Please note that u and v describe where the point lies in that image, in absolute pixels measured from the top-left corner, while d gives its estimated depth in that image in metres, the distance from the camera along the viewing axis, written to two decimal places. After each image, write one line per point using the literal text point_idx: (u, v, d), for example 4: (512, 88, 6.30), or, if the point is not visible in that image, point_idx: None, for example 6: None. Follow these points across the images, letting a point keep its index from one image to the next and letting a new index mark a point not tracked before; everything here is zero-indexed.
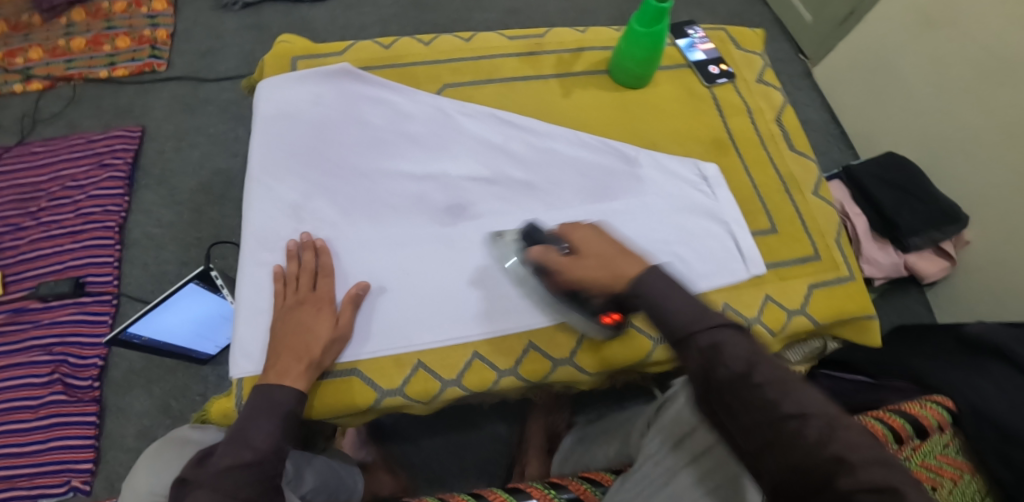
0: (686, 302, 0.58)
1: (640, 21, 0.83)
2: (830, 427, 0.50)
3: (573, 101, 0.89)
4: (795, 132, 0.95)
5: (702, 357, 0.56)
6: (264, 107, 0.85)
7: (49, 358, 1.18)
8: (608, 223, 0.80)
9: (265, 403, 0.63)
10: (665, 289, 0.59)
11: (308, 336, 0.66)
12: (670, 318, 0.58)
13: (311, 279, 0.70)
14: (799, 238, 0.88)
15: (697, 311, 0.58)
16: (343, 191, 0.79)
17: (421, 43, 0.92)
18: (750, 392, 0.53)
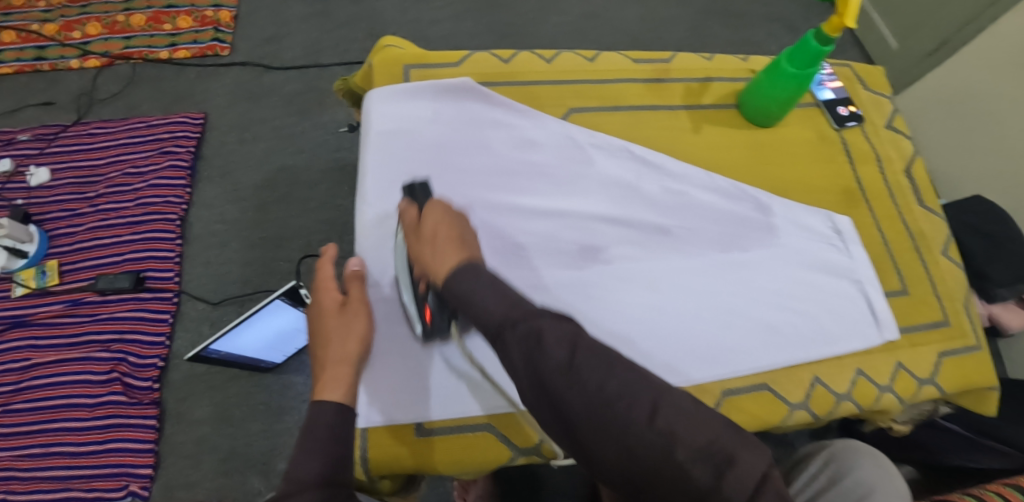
0: (491, 290, 0.55)
1: (792, 61, 0.77)
2: (664, 416, 0.47)
3: (704, 138, 0.85)
4: (924, 186, 0.91)
5: (523, 348, 0.51)
6: (380, 122, 0.79)
7: (108, 355, 1.14)
8: (740, 277, 0.76)
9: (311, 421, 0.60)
10: (472, 284, 0.56)
11: (336, 343, 0.65)
12: (486, 310, 0.54)
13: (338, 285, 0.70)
14: (928, 300, 0.83)
15: (501, 303, 0.54)
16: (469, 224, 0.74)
17: (542, 60, 0.86)
18: (581, 386, 0.49)
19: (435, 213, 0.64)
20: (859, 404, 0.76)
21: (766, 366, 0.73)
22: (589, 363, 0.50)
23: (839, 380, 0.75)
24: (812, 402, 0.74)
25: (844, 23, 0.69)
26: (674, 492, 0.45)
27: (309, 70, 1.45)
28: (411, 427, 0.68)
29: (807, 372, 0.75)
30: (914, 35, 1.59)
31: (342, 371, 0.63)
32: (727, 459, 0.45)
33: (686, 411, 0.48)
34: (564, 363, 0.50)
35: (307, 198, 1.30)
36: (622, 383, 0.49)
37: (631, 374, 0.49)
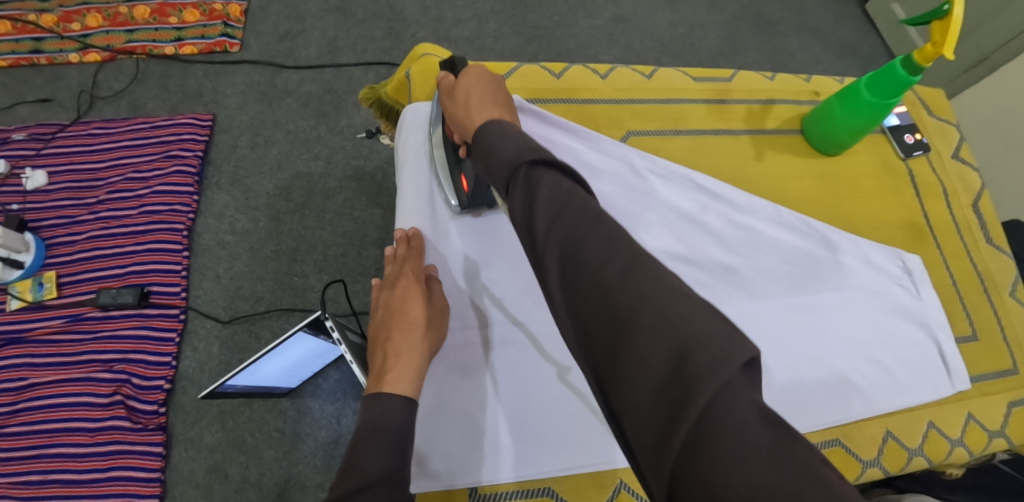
0: (512, 139, 0.49)
1: (872, 88, 0.71)
2: (637, 271, 0.40)
3: (768, 166, 0.79)
4: (991, 221, 0.84)
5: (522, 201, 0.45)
6: (416, 142, 0.74)
7: (110, 376, 1.06)
8: (813, 323, 0.70)
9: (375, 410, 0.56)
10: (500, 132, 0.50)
11: (403, 330, 0.61)
12: (498, 156, 0.48)
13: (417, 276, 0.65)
14: (997, 348, 0.77)
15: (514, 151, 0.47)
16: None
17: (597, 75, 0.80)
18: (567, 240, 0.43)
19: (474, 79, 0.62)
20: (930, 459, 0.71)
21: (844, 420, 0.67)
22: (576, 224, 0.43)
23: (910, 434, 0.70)
24: (884, 460, 0.69)
25: (943, 52, 0.63)
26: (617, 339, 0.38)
27: (325, 70, 1.37)
28: (466, 490, 0.62)
29: (879, 426, 0.69)
30: (957, 47, 1.48)
31: (412, 364, 0.59)
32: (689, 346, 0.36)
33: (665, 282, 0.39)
34: (553, 220, 0.43)
35: (323, 209, 1.24)
36: (606, 242, 0.42)
37: (621, 236, 0.42)
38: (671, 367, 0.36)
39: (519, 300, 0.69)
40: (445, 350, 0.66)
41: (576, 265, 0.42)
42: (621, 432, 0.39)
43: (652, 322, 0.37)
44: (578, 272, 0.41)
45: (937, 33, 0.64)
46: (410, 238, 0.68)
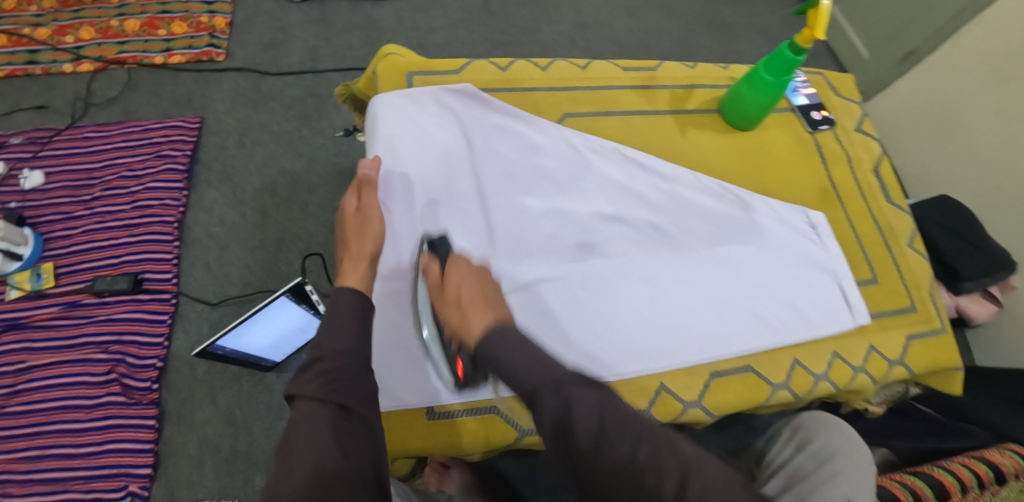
0: (526, 359, 0.55)
1: (770, 70, 0.83)
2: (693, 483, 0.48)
3: (690, 142, 0.89)
4: (892, 185, 0.94)
5: (552, 409, 0.52)
6: (383, 124, 0.82)
7: (105, 356, 1.14)
8: (727, 270, 0.80)
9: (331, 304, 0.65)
10: (512, 346, 0.57)
11: (356, 239, 0.72)
12: (518, 376, 0.55)
13: (359, 189, 0.75)
14: (896, 289, 0.85)
15: (534, 366, 0.55)
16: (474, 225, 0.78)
17: (537, 68, 0.91)
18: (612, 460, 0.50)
19: (459, 273, 0.64)
20: (835, 385, 0.78)
21: (752, 349, 0.76)
22: (618, 421, 0.51)
23: (816, 361, 0.78)
24: (792, 383, 0.77)
25: (816, 35, 0.75)
26: None
27: (307, 76, 1.48)
28: (423, 411, 0.71)
29: (788, 355, 0.78)
30: (891, 42, 1.62)
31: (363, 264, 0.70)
32: None
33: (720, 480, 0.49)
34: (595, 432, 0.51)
35: (307, 202, 1.34)
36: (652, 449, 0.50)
37: (661, 452, 0.50)
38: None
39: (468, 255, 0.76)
40: (382, 267, 0.74)
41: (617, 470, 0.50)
42: None
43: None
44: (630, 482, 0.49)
45: (811, 19, 0.76)
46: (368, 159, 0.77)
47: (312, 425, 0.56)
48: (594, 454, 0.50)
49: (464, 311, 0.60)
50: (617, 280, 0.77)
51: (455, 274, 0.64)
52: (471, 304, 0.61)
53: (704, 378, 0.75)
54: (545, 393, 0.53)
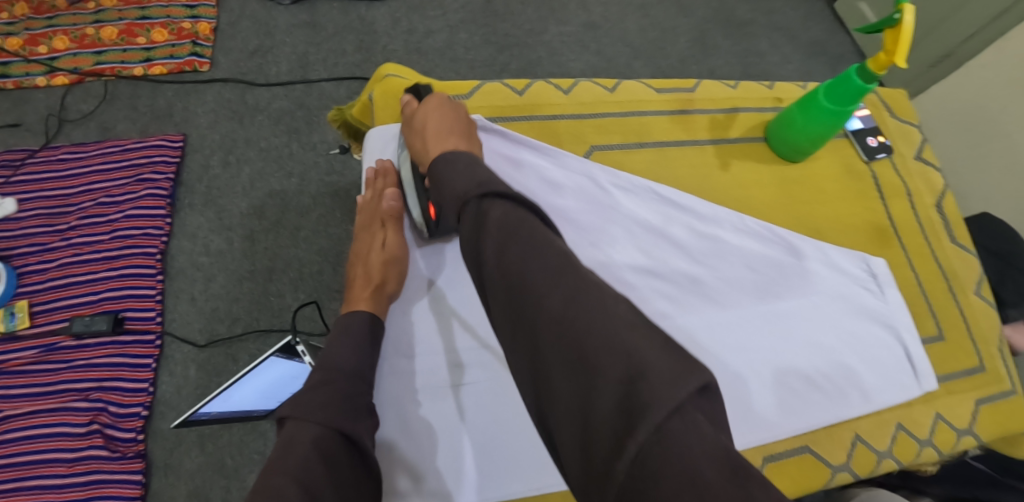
0: (461, 172, 0.54)
1: (830, 96, 0.72)
2: (579, 303, 0.43)
3: (732, 176, 0.80)
4: (954, 220, 0.86)
5: (468, 225, 0.50)
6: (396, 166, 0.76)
7: (86, 405, 1.05)
8: (778, 331, 0.72)
9: (343, 326, 0.65)
10: (451, 166, 0.56)
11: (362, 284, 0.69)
12: (443, 191, 0.54)
13: (383, 222, 0.74)
14: (962, 345, 0.79)
15: (464, 180, 0.53)
16: None
17: (560, 91, 0.80)
18: (521, 271, 0.46)
19: (431, 108, 0.67)
20: (899, 460, 0.72)
21: (808, 427, 0.69)
22: (519, 246, 0.47)
23: (879, 437, 0.71)
24: (854, 463, 0.70)
25: (894, 60, 0.64)
26: (564, 362, 0.42)
27: (296, 86, 1.37)
28: None
29: (848, 430, 0.71)
30: (919, 47, 1.54)
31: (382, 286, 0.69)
32: (639, 372, 0.39)
33: (610, 308, 0.43)
34: (498, 225, 0.49)
35: (298, 227, 1.24)
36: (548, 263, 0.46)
37: (569, 270, 0.45)
38: (616, 394, 0.39)
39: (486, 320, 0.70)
40: (390, 334, 0.69)
41: (514, 289, 0.46)
42: (557, 451, 0.43)
43: (595, 342, 0.41)
44: (520, 296, 0.46)
45: (888, 41, 0.65)
46: (383, 173, 0.76)
47: (316, 446, 0.54)
48: (497, 257, 0.48)
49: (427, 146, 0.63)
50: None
51: (427, 120, 0.65)
52: (439, 135, 0.63)
53: (758, 465, 0.67)
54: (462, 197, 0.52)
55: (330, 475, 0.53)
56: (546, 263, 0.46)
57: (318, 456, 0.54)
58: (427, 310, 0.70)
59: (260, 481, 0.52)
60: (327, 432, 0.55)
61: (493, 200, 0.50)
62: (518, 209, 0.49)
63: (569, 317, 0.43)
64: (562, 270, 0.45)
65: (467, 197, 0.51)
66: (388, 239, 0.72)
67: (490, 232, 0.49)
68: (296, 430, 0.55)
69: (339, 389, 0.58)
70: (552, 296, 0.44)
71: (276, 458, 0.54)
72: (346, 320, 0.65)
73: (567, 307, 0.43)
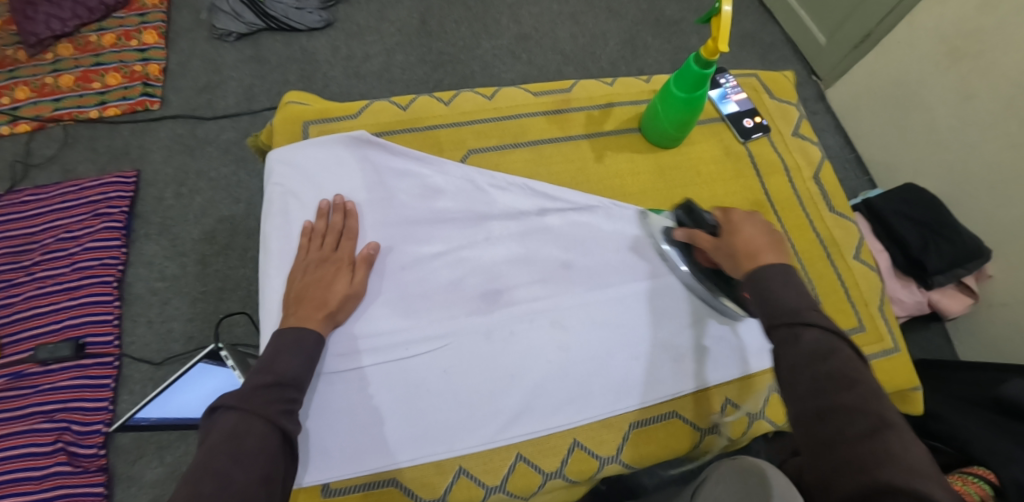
0: (787, 291, 0.60)
1: (680, 86, 0.78)
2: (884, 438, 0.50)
3: (607, 166, 0.86)
4: (834, 191, 0.90)
5: (781, 340, 0.58)
6: (290, 182, 0.80)
7: (51, 425, 1.12)
8: (646, 305, 0.77)
9: (294, 341, 0.65)
10: (781, 287, 0.61)
11: (318, 289, 0.70)
12: (773, 306, 0.60)
13: (350, 264, 0.73)
14: (841, 308, 0.82)
15: (799, 305, 0.59)
16: (428, 309, 0.74)
17: (441, 103, 0.88)
18: (821, 381, 0.55)
19: (741, 217, 0.69)
20: (773, 422, 0.76)
21: (675, 394, 0.73)
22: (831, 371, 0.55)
23: (749, 400, 0.75)
24: (721, 425, 0.74)
25: (718, 47, 0.70)
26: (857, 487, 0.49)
27: (243, 118, 1.46)
28: (317, 488, 0.65)
29: (717, 395, 0.75)
30: (842, 27, 1.57)
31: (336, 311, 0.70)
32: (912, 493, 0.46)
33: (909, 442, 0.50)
34: (812, 353, 0.56)
35: (246, 248, 1.33)
36: (840, 362, 0.55)
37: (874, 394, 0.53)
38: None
39: (459, 343, 0.72)
40: (337, 348, 0.70)
41: (817, 375, 0.55)
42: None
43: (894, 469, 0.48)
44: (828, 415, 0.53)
45: (714, 30, 0.71)
46: (342, 211, 0.77)
47: (260, 439, 0.57)
48: (801, 369, 0.56)
49: (740, 264, 0.65)
50: (525, 329, 0.74)
51: (740, 230, 0.68)
52: (749, 253, 0.65)
53: (623, 430, 0.71)
54: (778, 321, 0.59)
55: (261, 484, 0.55)
56: (832, 373, 0.54)
57: (261, 454, 0.56)
58: (386, 324, 0.72)
59: (202, 463, 0.54)
60: (271, 431, 0.58)
61: (804, 325, 0.58)
62: (813, 331, 0.57)
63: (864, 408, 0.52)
64: (859, 394, 0.53)
65: (789, 323, 0.58)
66: (354, 273, 0.73)
67: (793, 353, 0.57)
68: (242, 424, 0.57)
69: (287, 393, 0.62)
70: (857, 420, 0.52)
71: (220, 444, 0.55)
72: (297, 334, 0.66)
73: (855, 402, 0.53)
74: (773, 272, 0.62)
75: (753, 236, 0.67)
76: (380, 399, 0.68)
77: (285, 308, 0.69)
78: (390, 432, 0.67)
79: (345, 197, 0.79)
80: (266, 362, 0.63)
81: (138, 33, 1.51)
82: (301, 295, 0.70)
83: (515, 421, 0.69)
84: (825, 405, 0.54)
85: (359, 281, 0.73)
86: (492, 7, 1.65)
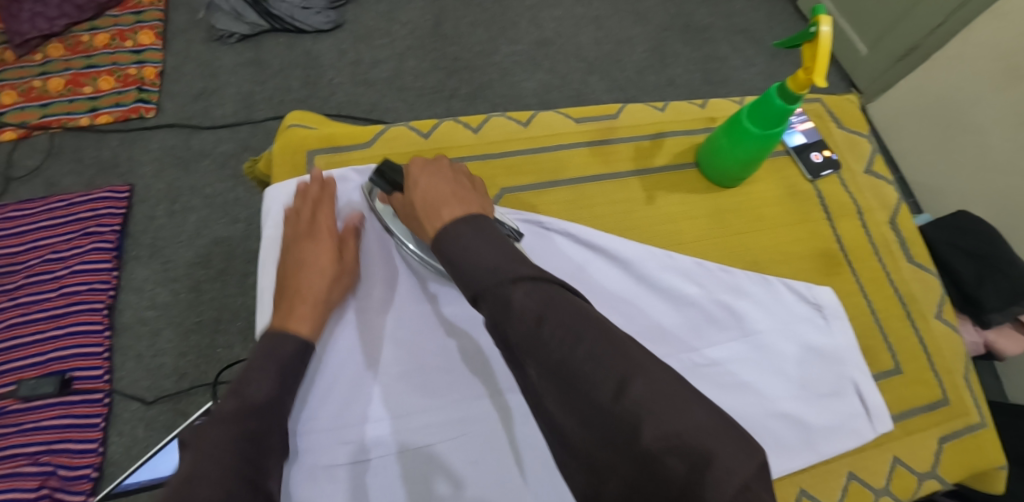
0: (477, 249, 0.50)
1: (754, 119, 0.67)
2: (635, 391, 0.42)
3: (658, 208, 0.75)
4: (912, 238, 0.80)
5: (492, 313, 0.47)
6: (274, 229, 0.71)
7: (35, 469, 1.02)
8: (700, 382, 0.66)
9: (276, 347, 0.59)
10: (475, 242, 0.50)
11: (305, 273, 0.64)
12: (471, 273, 0.49)
13: (335, 239, 0.68)
14: (923, 378, 0.72)
15: (497, 262, 0.48)
16: (448, 386, 0.66)
17: (468, 130, 0.78)
18: (545, 351, 0.45)
19: (422, 174, 0.59)
20: None
21: None
22: (564, 321, 0.45)
23: (827, 491, 0.65)
24: None
25: (812, 79, 0.59)
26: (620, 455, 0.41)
27: (242, 127, 1.35)
28: None
29: (791, 485, 0.64)
30: (886, 39, 1.46)
31: (322, 295, 0.64)
32: (703, 454, 0.39)
33: (667, 390, 0.42)
34: (535, 315, 0.45)
35: (244, 274, 1.23)
36: (564, 321, 0.45)
37: (603, 345, 0.44)
38: (679, 477, 0.39)
39: (486, 428, 0.64)
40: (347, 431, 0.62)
41: (539, 343, 0.45)
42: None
43: (652, 428, 0.40)
44: (569, 384, 0.44)
45: (807, 57, 0.59)
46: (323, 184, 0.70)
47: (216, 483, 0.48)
48: (528, 343, 0.45)
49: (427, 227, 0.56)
50: (525, 419, 0.66)
51: (418, 184, 0.59)
52: (433, 209, 0.56)
53: None
54: (487, 289, 0.47)
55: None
56: (557, 334, 0.44)
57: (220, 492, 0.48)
58: (402, 404, 0.64)
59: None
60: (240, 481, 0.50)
61: (511, 285, 0.47)
62: (523, 289, 0.46)
63: (601, 362, 0.43)
64: (589, 350, 0.44)
65: (489, 290, 0.47)
66: (341, 248, 0.68)
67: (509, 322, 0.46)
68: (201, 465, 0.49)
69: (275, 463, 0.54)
70: (600, 382, 0.43)
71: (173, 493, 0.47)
72: (282, 339, 0.60)
73: (592, 358, 0.43)
74: (446, 233, 0.52)
75: (435, 189, 0.57)
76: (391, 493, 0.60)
77: (276, 303, 0.64)
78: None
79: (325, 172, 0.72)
80: (244, 379, 0.57)
81: (133, 33, 1.40)
82: (287, 282, 0.64)
83: None
84: (564, 375, 0.44)
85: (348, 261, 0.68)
86: (511, 10, 1.54)
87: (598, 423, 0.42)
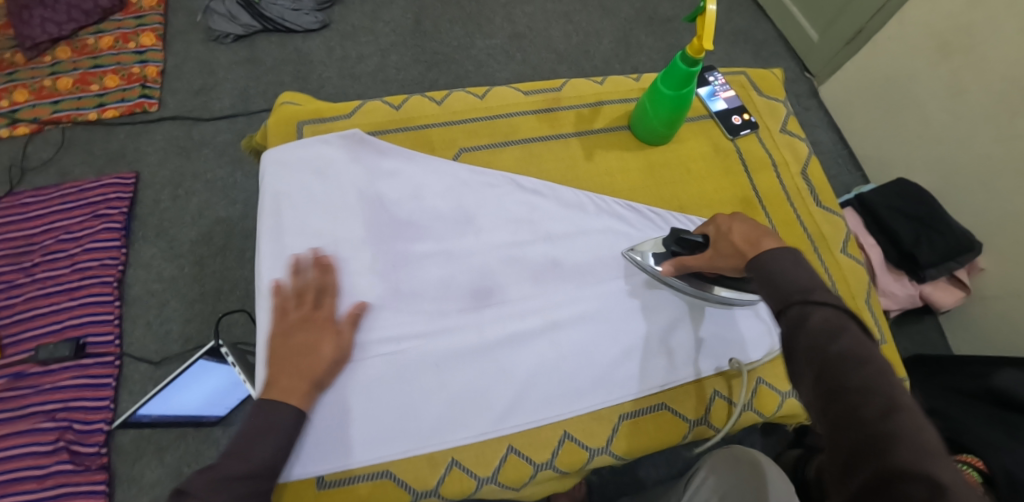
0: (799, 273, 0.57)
1: (667, 84, 0.79)
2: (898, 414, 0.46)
3: (596, 163, 0.87)
4: (821, 187, 0.93)
5: (792, 320, 0.55)
6: (272, 183, 0.80)
7: (52, 425, 1.13)
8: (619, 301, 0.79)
9: (273, 422, 0.63)
10: (797, 271, 0.58)
11: (298, 357, 0.67)
12: (783, 286, 0.57)
13: (334, 325, 0.71)
14: None
15: (810, 283, 0.56)
16: (417, 310, 0.75)
17: (433, 102, 0.89)
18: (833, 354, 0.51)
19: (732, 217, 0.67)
20: (761, 412, 0.78)
21: (663, 386, 0.75)
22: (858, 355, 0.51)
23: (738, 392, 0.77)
24: (713, 418, 0.76)
25: (704, 45, 0.72)
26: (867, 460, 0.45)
27: (239, 119, 1.48)
28: (312, 481, 0.67)
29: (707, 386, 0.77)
30: (835, 24, 1.58)
31: (315, 376, 0.67)
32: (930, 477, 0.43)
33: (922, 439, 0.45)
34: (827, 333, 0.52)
35: (243, 249, 1.35)
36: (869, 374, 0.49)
37: (882, 376, 0.49)
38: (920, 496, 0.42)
39: (449, 342, 0.73)
40: None
41: (828, 358, 0.51)
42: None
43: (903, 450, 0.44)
44: (839, 394, 0.49)
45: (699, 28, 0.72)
46: (324, 266, 0.74)
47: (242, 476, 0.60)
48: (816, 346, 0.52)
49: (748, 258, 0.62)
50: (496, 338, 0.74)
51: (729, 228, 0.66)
52: (751, 240, 0.63)
53: (613, 422, 0.73)
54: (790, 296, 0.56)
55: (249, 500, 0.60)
56: (848, 355, 0.51)
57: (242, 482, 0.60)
58: (371, 327, 0.73)
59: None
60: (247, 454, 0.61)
61: (815, 306, 0.54)
62: (825, 311, 0.54)
63: (871, 388, 0.49)
64: (868, 374, 0.49)
65: (798, 302, 0.55)
66: (339, 333, 0.70)
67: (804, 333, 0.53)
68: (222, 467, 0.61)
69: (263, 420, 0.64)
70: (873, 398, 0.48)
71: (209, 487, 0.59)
72: (275, 413, 0.64)
73: (865, 383, 0.49)
74: (771, 258, 0.59)
75: (740, 230, 0.65)
76: (365, 392, 0.70)
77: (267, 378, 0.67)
78: (348, 433, 0.68)
79: (319, 250, 0.76)
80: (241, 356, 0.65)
81: (135, 35, 1.53)
82: (281, 364, 0.67)
83: (515, 416, 0.71)
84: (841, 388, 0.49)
85: (344, 343, 0.70)
86: (486, 7, 1.67)
87: (846, 425, 0.48)
